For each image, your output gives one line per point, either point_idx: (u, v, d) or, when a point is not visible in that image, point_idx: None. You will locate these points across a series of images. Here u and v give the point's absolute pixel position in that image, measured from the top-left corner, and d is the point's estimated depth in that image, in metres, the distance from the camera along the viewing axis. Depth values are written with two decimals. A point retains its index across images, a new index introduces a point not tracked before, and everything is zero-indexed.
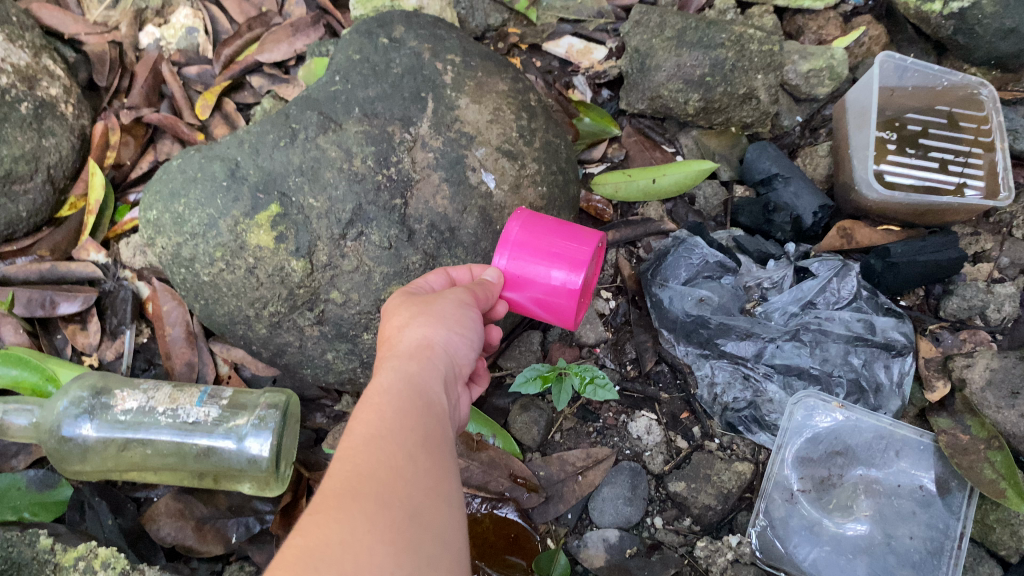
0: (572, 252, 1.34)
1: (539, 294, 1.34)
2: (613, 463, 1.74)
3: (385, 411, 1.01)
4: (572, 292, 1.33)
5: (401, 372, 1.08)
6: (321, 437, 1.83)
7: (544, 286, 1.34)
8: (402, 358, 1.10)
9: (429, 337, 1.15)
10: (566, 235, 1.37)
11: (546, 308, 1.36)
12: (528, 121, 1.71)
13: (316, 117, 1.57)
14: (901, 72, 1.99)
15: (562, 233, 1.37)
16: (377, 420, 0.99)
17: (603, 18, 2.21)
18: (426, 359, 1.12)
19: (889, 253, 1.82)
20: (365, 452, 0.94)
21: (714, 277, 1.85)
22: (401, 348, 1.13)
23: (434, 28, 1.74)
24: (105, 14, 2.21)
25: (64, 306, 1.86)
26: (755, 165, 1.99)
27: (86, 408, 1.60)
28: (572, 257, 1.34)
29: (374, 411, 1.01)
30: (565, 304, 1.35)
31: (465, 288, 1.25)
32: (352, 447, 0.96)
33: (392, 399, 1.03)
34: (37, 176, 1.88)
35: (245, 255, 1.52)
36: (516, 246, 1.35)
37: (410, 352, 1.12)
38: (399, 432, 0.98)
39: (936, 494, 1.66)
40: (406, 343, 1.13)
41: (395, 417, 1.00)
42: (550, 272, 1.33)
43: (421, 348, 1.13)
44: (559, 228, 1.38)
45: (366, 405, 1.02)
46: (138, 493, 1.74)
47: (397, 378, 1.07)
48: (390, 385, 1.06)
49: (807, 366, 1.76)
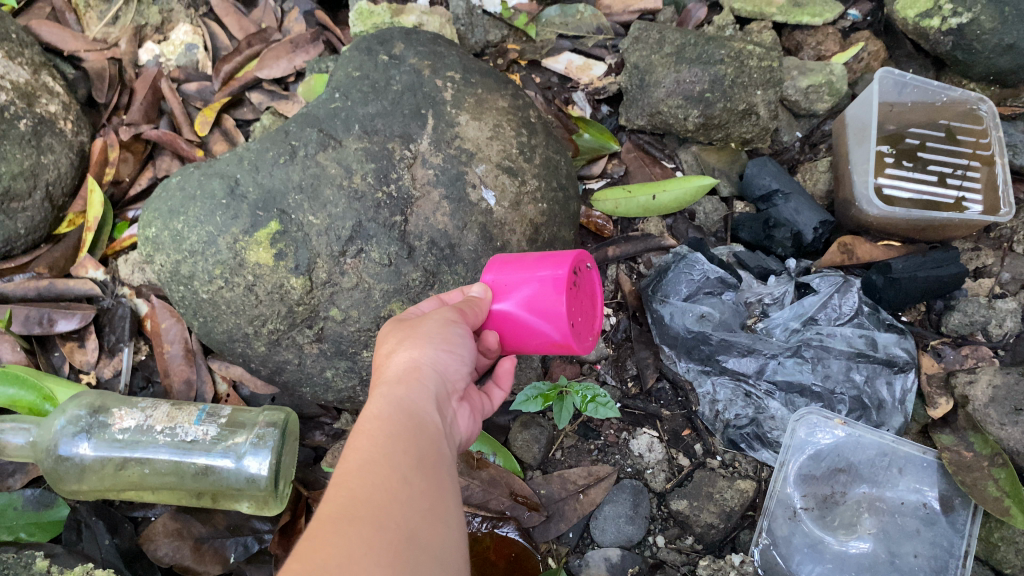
0: (555, 260, 1.29)
1: (527, 306, 1.27)
2: (614, 482, 1.73)
3: (377, 436, 1.00)
4: (557, 293, 1.25)
5: (390, 396, 1.07)
6: (319, 455, 1.82)
7: (530, 298, 1.27)
8: (391, 383, 1.10)
9: (418, 360, 1.14)
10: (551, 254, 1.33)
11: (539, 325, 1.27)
12: (528, 137, 1.70)
13: (316, 135, 1.56)
14: (901, 87, 1.97)
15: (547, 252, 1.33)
16: (368, 445, 0.99)
17: (603, 34, 2.23)
18: (415, 381, 1.11)
19: (890, 269, 1.82)
20: (358, 476, 0.93)
21: (714, 293, 1.85)
22: (391, 374, 1.12)
23: (434, 45, 1.75)
24: (104, 31, 2.21)
25: (61, 324, 1.85)
26: (754, 181, 1.98)
27: (83, 427, 1.59)
28: (555, 262, 1.28)
29: (364, 437, 1.00)
30: (555, 311, 1.26)
31: (452, 306, 1.23)
32: (346, 472, 0.94)
33: (381, 423, 1.02)
34: (35, 194, 1.87)
35: (245, 272, 1.52)
36: (499, 271, 1.32)
37: (399, 376, 1.11)
38: (391, 455, 0.97)
39: (940, 512, 1.64)
40: (394, 369, 1.13)
41: (387, 440, 0.99)
42: (533, 281, 1.27)
43: (409, 371, 1.12)
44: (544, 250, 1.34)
45: (358, 432, 1.01)
46: (136, 512, 1.73)
47: (387, 403, 1.06)
48: (381, 410, 1.05)
49: (809, 384, 1.75)
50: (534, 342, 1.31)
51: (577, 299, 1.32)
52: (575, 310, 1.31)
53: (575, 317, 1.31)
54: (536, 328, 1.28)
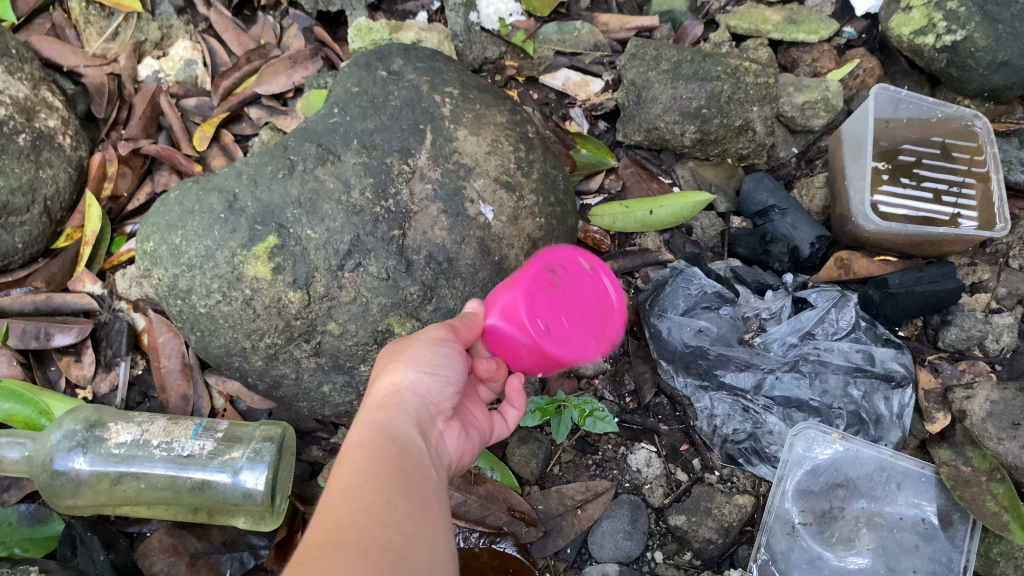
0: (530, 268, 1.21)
1: (500, 317, 1.19)
2: (613, 497, 1.73)
3: (359, 462, 1.00)
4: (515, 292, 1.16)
5: (372, 421, 1.08)
6: (316, 470, 1.82)
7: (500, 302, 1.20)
8: (372, 409, 1.10)
9: (400, 382, 1.15)
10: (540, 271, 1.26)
11: (510, 327, 1.17)
12: (526, 152, 1.71)
13: (315, 150, 1.57)
14: (896, 103, 1.98)
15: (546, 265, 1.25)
16: (349, 470, 0.99)
17: (599, 51, 2.24)
18: (395, 405, 1.12)
19: (887, 284, 1.83)
20: (341, 502, 0.94)
21: (712, 307, 1.83)
22: (373, 400, 1.13)
23: (432, 61, 1.76)
24: (104, 47, 2.22)
25: (58, 338, 1.85)
26: (750, 197, 2.00)
27: (80, 441, 1.59)
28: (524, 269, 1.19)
29: (344, 463, 1.01)
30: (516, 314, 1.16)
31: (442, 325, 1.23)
32: (330, 498, 0.95)
33: (362, 446, 1.03)
34: (33, 209, 1.87)
35: (242, 286, 1.52)
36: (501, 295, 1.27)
37: (380, 401, 1.12)
38: (372, 479, 0.98)
39: (939, 527, 1.64)
40: (376, 395, 1.14)
41: (369, 463, 1.00)
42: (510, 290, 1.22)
43: (389, 396, 1.13)
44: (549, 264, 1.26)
45: (339, 459, 1.02)
46: (130, 528, 1.71)
47: (367, 428, 1.07)
48: (362, 436, 1.06)
49: (807, 399, 1.74)
50: (525, 353, 1.20)
51: (559, 301, 1.18)
52: (555, 314, 1.18)
53: (554, 322, 1.18)
54: (514, 340, 1.18)
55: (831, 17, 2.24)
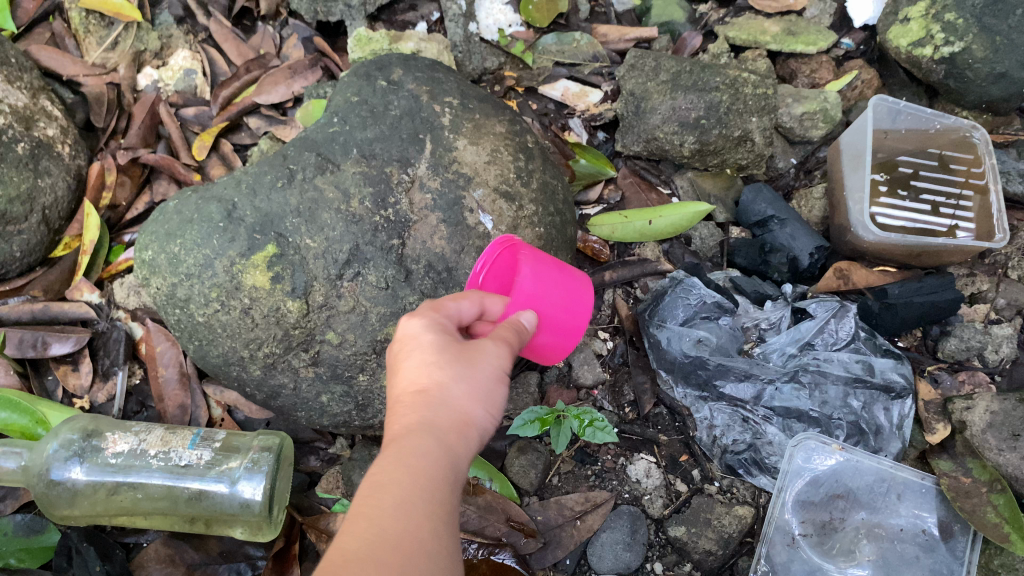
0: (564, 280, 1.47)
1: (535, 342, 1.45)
2: (613, 507, 1.73)
3: (421, 482, 0.92)
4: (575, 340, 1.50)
5: (440, 444, 0.98)
6: (314, 480, 1.79)
7: (558, 315, 1.44)
8: (441, 427, 1.00)
9: (469, 409, 1.04)
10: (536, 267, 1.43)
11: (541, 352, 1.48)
12: (525, 161, 1.71)
13: (314, 159, 1.57)
14: (895, 115, 1.99)
15: (562, 278, 1.47)
16: (409, 493, 0.90)
17: (598, 62, 2.25)
18: (462, 437, 1.02)
19: (886, 295, 1.84)
20: (395, 526, 0.85)
21: (712, 317, 1.83)
22: (442, 416, 1.01)
23: (431, 71, 1.76)
24: (104, 56, 2.21)
25: (55, 347, 1.84)
26: (750, 208, 2.00)
27: (76, 451, 1.57)
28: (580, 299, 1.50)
29: (406, 481, 0.91)
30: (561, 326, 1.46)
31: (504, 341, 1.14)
32: (377, 513, 0.86)
33: (428, 473, 0.93)
34: (31, 217, 1.86)
35: (240, 295, 1.51)
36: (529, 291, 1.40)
37: (448, 420, 1.01)
38: (431, 513, 0.89)
39: (939, 539, 1.63)
40: (447, 410, 1.02)
41: (430, 492, 0.92)
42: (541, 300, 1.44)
43: (459, 421, 1.02)
44: (558, 274, 1.47)
45: (399, 470, 0.92)
46: (127, 538, 1.70)
47: (434, 446, 0.97)
48: (427, 452, 0.96)
49: (807, 409, 1.73)
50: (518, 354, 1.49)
51: None
52: None
53: None
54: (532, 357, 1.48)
55: (829, 28, 2.25)
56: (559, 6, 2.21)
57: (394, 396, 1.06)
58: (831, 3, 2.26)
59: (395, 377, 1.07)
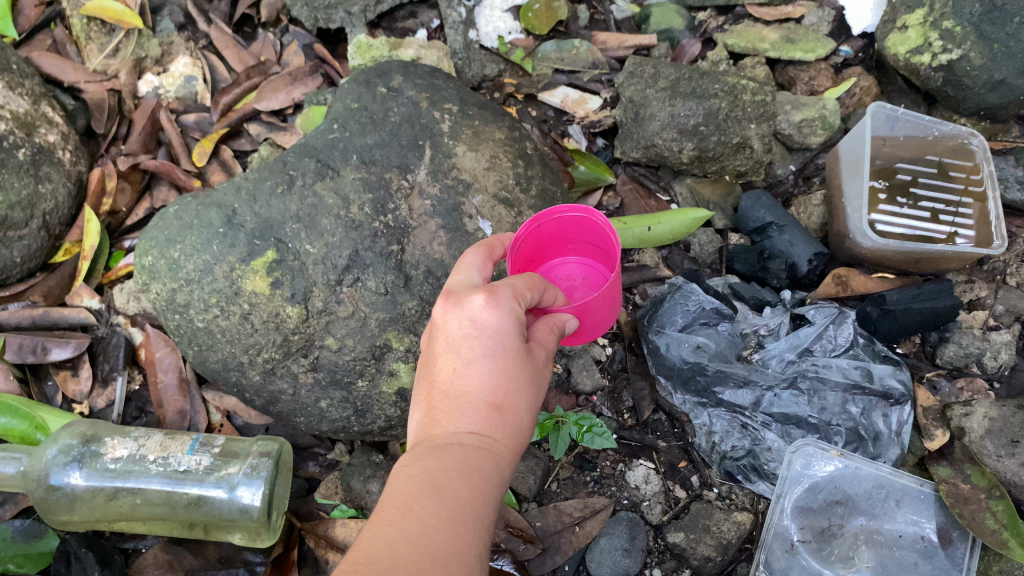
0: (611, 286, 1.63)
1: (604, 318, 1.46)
2: (611, 514, 1.73)
3: (476, 494, 0.96)
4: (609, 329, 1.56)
5: (495, 467, 1.01)
6: (313, 486, 1.79)
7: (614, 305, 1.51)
8: (500, 443, 1.04)
9: (521, 431, 1.08)
10: (605, 245, 1.58)
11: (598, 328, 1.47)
12: (524, 168, 1.71)
13: (314, 165, 1.58)
14: (893, 122, 2.00)
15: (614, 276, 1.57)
16: (464, 512, 0.93)
17: (598, 69, 2.26)
18: (511, 455, 1.06)
19: (885, 301, 1.83)
20: (443, 538, 0.89)
21: (711, 323, 1.83)
22: (502, 435, 1.04)
23: (431, 78, 1.77)
24: (104, 62, 2.22)
25: (55, 353, 1.85)
26: (749, 214, 2.00)
27: (75, 457, 1.58)
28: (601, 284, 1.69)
29: (462, 498, 0.94)
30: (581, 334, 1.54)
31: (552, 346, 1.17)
32: (427, 521, 0.89)
33: (483, 495, 0.97)
34: (32, 223, 1.86)
35: (240, 301, 1.51)
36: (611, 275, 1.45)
37: (503, 439, 1.04)
38: (475, 530, 0.93)
39: (938, 545, 1.63)
40: (506, 430, 1.05)
41: (479, 510, 0.95)
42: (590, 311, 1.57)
43: (514, 439, 1.06)
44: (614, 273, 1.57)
45: (457, 484, 0.95)
46: (126, 544, 1.69)
47: (493, 463, 1.01)
48: (487, 466, 1.00)
49: (806, 415, 1.74)
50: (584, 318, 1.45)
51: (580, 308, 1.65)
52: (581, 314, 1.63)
53: None
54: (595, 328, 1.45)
55: (827, 35, 2.26)
56: (558, 13, 2.22)
57: (451, 382, 1.06)
58: (830, 11, 2.27)
59: (462, 363, 1.05)
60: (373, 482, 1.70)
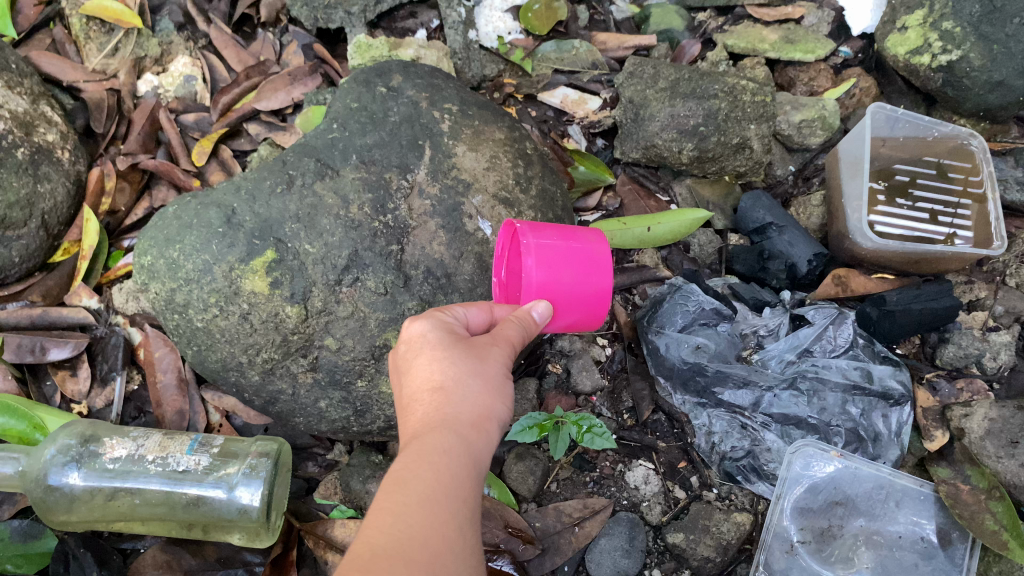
0: (581, 244, 1.43)
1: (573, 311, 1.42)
2: (610, 514, 1.72)
3: (440, 472, 0.99)
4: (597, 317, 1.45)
5: (459, 440, 1.05)
6: (312, 486, 1.79)
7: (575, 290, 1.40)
8: (461, 422, 1.07)
9: (486, 403, 1.11)
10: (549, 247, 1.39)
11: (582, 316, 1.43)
12: (524, 168, 1.71)
13: (313, 165, 1.58)
14: (892, 122, 2.00)
15: (571, 260, 1.40)
16: (429, 489, 0.97)
17: (597, 70, 2.26)
18: (479, 428, 1.09)
19: (885, 301, 1.82)
20: (412, 516, 0.92)
21: (710, 324, 1.83)
22: (459, 412, 1.08)
23: (431, 77, 1.77)
24: (104, 62, 2.22)
25: (54, 352, 1.85)
26: (749, 214, 2.00)
27: (74, 457, 1.58)
28: (576, 229, 1.48)
29: (425, 477, 0.98)
30: (591, 317, 1.44)
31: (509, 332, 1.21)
32: (398, 510, 0.93)
33: (449, 468, 1.00)
34: (31, 222, 1.86)
35: (239, 300, 1.51)
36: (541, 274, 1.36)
37: (462, 412, 1.08)
38: (449, 503, 0.97)
39: (938, 546, 1.63)
40: (464, 406, 1.09)
41: (447, 482, 0.99)
42: (585, 293, 1.41)
43: (477, 414, 1.10)
44: (566, 260, 1.39)
45: (416, 467, 0.99)
46: (124, 544, 1.68)
47: (454, 438, 1.04)
48: (447, 443, 1.03)
49: (805, 416, 1.73)
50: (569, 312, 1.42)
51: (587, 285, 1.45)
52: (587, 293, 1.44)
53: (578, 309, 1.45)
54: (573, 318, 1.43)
55: (826, 36, 2.27)
56: (558, 14, 2.23)
57: (411, 393, 1.13)
58: (830, 11, 2.28)
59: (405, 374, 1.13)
60: (372, 483, 1.68)
